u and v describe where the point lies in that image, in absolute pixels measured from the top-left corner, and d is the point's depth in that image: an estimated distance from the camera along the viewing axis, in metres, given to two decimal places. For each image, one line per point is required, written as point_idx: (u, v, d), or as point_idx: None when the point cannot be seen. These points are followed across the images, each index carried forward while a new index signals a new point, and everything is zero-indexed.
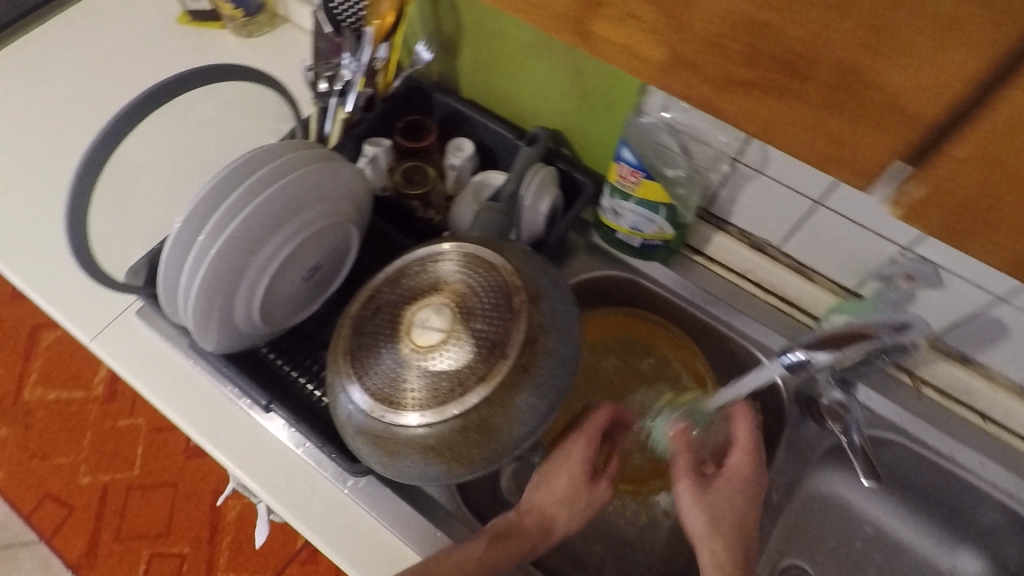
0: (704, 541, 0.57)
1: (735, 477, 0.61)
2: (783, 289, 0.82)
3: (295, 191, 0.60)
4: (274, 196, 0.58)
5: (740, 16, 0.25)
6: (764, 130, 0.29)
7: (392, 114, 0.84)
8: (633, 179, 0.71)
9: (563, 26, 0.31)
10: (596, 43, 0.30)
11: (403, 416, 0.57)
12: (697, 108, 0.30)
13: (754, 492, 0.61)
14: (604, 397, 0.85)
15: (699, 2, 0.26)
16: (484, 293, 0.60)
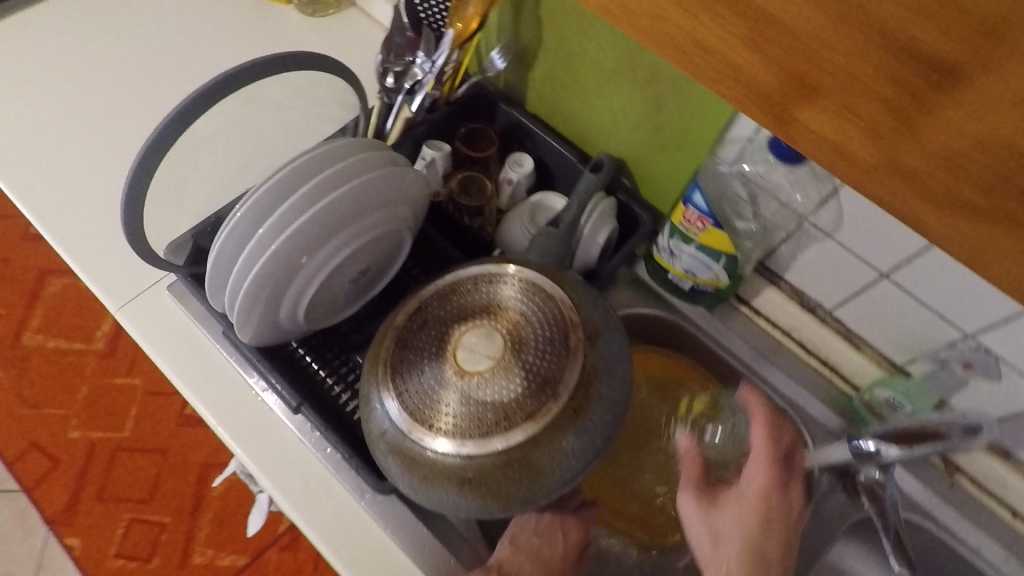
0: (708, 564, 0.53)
1: (748, 503, 0.55)
2: (827, 352, 0.80)
3: (365, 195, 0.57)
4: (343, 198, 0.56)
5: (989, 137, 0.26)
6: (973, 254, 0.29)
7: (454, 119, 0.82)
8: (699, 224, 0.69)
9: (758, 105, 0.31)
10: (795, 130, 0.31)
11: (442, 443, 0.55)
12: (898, 217, 0.30)
13: (771, 517, 0.54)
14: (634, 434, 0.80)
15: (943, 114, 0.26)
16: (540, 326, 0.58)
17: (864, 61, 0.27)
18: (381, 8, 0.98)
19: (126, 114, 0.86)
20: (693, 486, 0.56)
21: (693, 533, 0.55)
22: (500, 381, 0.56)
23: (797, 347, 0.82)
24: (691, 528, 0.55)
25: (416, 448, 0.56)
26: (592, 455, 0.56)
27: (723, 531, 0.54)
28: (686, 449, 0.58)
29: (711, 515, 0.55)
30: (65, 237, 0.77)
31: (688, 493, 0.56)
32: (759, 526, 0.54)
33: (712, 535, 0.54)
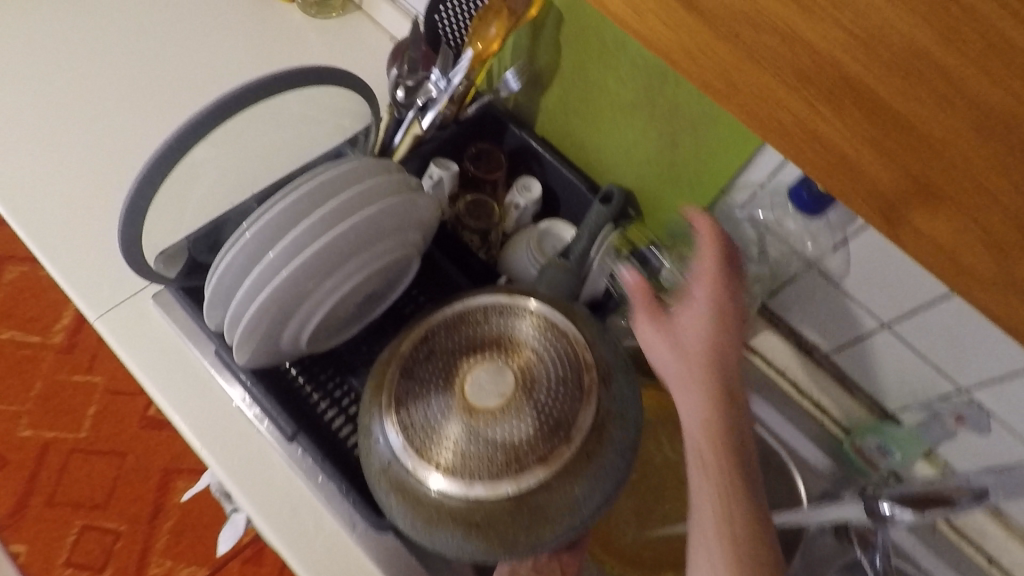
0: (680, 383, 0.44)
1: (706, 315, 0.45)
2: (818, 394, 0.79)
3: (384, 220, 0.55)
4: (363, 223, 0.53)
5: None
6: None
7: (463, 137, 0.80)
8: None
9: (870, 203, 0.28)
10: (904, 232, 0.28)
11: (449, 484, 0.54)
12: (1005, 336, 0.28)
13: (732, 328, 0.45)
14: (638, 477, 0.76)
15: None
16: (554, 364, 0.57)
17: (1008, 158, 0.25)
18: (387, 14, 0.94)
19: (115, 109, 0.82)
20: (643, 316, 0.47)
21: (658, 357, 0.46)
22: (511, 421, 0.54)
23: (790, 388, 0.80)
24: (655, 358, 0.46)
25: (422, 489, 0.54)
26: (603, 500, 0.55)
27: (687, 346, 0.45)
28: (631, 279, 0.48)
29: (674, 332, 0.45)
30: (43, 239, 0.73)
31: (645, 327, 0.46)
32: (722, 339, 0.45)
33: (675, 354, 0.45)
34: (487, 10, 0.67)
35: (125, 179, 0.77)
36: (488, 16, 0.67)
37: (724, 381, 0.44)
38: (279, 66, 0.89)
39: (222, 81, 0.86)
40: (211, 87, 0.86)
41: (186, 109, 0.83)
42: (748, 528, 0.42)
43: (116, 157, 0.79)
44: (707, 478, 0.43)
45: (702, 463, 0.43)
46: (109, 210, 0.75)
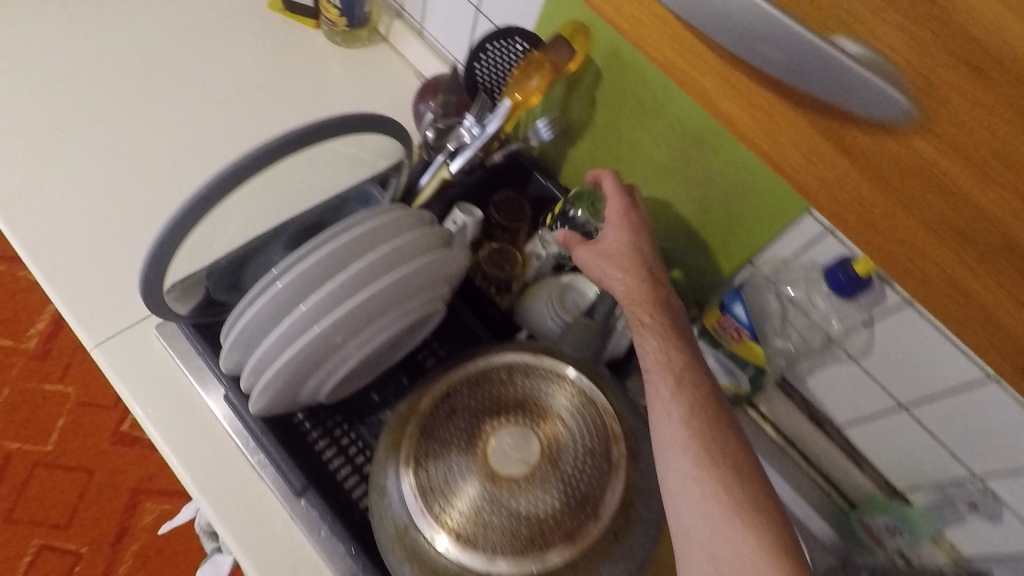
0: (614, 277, 0.63)
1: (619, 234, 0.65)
2: (828, 466, 0.79)
3: (418, 278, 0.54)
4: (400, 282, 0.52)
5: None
6: None
7: (488, 184, 0.79)
8: (735, 333, 0.70)
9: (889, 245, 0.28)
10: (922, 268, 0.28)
11: (472, 557, 0.51)
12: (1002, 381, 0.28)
13: (637, 228, 0.66)
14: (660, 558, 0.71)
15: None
16: (579, 432, 0.55)
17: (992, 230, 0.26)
18: (413, 47, 0.92)
19: (129, 127, 0.79)
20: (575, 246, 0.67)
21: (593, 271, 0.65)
22: (536, 492, 0.53)
23: (800, 457, 0.80)
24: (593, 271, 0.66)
25: (440, 559, 0.52)
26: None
27: (610, 249, 0.65)
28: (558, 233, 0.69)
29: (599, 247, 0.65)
30: (43, 260, 0.69)
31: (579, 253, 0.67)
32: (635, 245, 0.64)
33: (606, 259, 0.64)
34: (528, 61, 0.67)
35: (134, 201, 0.75)
36: (530, 69, 0.67)
37: (643, 272, 0.63)
38: (302, 92, 0.87)
39: (241, 104, 0.84)
40: (229, 109, 0.83)
41: (201, 131, 0.81)
42: (685, 366, 0.56)
43: (126, 177, 0.76)
44: (645, 334, 0.59)
45: (640, 323, 0.59)
46: (115, 232, 0.72)
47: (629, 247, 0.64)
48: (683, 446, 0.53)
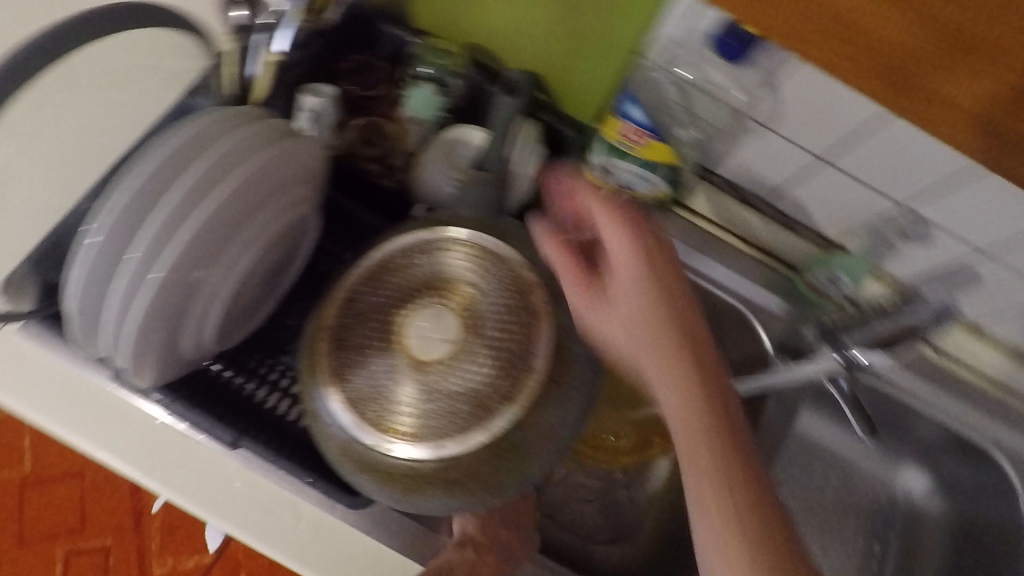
0: (620, 277, 0.51)
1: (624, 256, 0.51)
2: (763, 239, 0.79)
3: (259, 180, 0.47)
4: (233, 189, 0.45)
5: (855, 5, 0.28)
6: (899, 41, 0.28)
7: (332, 53, 0.68)
8: (638, 137, 0.63)
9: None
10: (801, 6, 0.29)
11: (417, 450, 0.49)
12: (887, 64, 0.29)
13: (648, 261, 0.50)
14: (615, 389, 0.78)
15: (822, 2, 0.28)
16: (494, 294, 0.52)
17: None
18: None
19: None
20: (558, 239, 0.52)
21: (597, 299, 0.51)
22: (466, 366, 0.50)
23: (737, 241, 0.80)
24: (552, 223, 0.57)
25: (390, 460, 0.50)
26: (581, 420, 0.52)
27: (618, 274, 0.51)
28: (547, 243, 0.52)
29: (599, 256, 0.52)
30: None
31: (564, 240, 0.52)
32: (634, 243, 0.51)
33: (606, 268, 0.51)
34: None
35: None
36: None
37: (653, 267, 0.51)
38: None
39: None
40: None
41: None
42: (705, 383, 0.48)
43: None
44: (654, 328, 0.49)
45: (649, 325, 0.49)
46: None
47: (637, 263, 0.50)
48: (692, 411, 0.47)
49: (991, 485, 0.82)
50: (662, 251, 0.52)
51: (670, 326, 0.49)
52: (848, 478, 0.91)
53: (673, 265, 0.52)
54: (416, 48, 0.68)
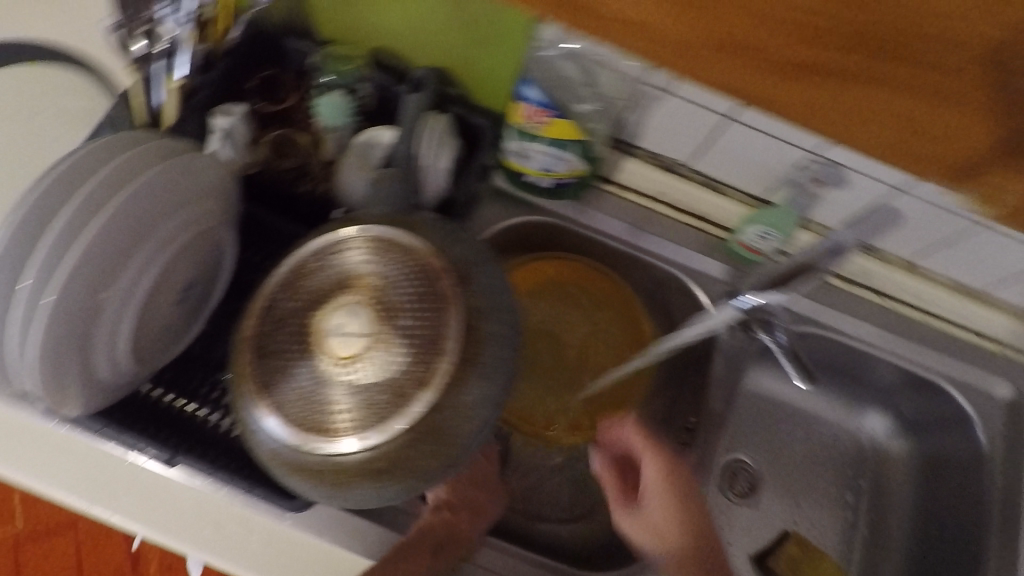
0: (649, 473, 0.66)
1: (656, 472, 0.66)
2: (694, 204, 0.79)
3: (147, 200, 0.49)
4: (120, 211, 0.47)
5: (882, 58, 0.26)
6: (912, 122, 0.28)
7: (238, 73, 0.69)
8: (540, 119, 0.64)
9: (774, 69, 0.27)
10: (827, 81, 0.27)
11: (340, 445, 0.50)
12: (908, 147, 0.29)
13: (674, 483, 0.65)
14: (564, 369, 0.81)
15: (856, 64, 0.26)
16: (403, 283, 0.53)
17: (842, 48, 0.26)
18: None
19: None
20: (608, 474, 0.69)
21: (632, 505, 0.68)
22: (382, 358, 0.51)
23: (669, 209, 0.81)
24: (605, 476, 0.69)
25: (317, 458, 0.51)
26: (501, 397, 0.53)
27: (649, 509, 0.65)
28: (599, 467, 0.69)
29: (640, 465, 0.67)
30: None
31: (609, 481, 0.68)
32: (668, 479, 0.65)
33: (635, 519, 0.66)
34: None
35: None
36: None
37: (680, 485, 0.65)
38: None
39: None
40: None
41: None
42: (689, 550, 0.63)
43: None
44: (653, 525, 0.65)
45: (659, 513, 0.64)
46: None
47: (662, 492, 0.65)
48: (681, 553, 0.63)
49: (947, 414, 0.85)
50: (686, 479, 0.66)
51: (678, 534, 0.63)
52: (813, 429, 0.93)
53: (691, 488, 0.65)
54: (317, 58, 0.69)
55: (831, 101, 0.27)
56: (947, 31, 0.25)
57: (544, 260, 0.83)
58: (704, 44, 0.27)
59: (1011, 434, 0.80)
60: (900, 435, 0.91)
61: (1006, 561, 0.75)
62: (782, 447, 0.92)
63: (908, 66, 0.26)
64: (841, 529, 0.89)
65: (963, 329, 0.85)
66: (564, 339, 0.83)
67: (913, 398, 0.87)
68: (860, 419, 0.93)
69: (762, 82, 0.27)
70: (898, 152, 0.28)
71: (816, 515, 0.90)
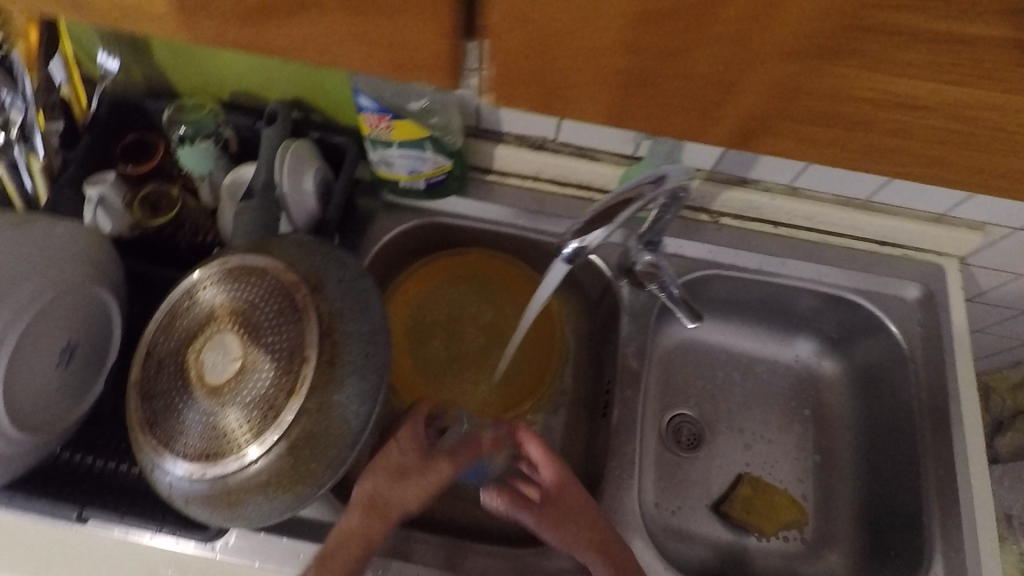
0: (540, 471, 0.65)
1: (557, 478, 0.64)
2: (577, 177, 0.80)
3: None
4: None
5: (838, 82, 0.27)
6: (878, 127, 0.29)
7: (106, 144, 0.73)
8: (383, 124, 0.67)
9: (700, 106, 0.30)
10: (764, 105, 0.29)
11: (226, 466, 0.52)
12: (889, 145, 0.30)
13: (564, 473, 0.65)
14: (478, 357, 0.83)
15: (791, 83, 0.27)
16: (264, 303, 0.56)
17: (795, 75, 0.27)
18: None
19: None
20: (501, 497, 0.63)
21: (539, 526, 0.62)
22: (253, 377, 0.54)
23: (553, 185, 0.82)
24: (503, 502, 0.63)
25: (207, 484, 0.53)
26: (377, 391, 0.56)
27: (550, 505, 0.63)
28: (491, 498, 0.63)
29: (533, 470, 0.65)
30: None
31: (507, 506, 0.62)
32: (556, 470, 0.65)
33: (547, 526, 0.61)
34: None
35: None
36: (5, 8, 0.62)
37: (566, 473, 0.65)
38: None
39: None
40: None
41: None
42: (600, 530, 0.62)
43: None
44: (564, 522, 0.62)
45: (562, 508, 0.63)
46: None
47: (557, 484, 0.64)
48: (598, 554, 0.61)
49: (862, 324, 0.87)
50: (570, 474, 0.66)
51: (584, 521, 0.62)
52: (751, 369, 0.94)
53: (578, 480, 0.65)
54: (172, 114, 0.73)
55: (854, 144, 0.30)
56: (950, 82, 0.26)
57: (447, 258, 0.85)
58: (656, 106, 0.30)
59: (925, 327, 0.83)
60: (829, 354, 0.93)
61: (942, 453, 0.76)
62: (722, 393, 0.93)
63: (963, 121, 0.28)
64: (794, 460, 0.89)
65: (862, 241, 0.87)
66: (468, 327, 0.84)
67: (833, 314, 0.89)
68: (789, 346, 0.94)
69: (631, 96, 0.30)
70: (907, 152, 0.30)
71: (769, 452, 0.90)
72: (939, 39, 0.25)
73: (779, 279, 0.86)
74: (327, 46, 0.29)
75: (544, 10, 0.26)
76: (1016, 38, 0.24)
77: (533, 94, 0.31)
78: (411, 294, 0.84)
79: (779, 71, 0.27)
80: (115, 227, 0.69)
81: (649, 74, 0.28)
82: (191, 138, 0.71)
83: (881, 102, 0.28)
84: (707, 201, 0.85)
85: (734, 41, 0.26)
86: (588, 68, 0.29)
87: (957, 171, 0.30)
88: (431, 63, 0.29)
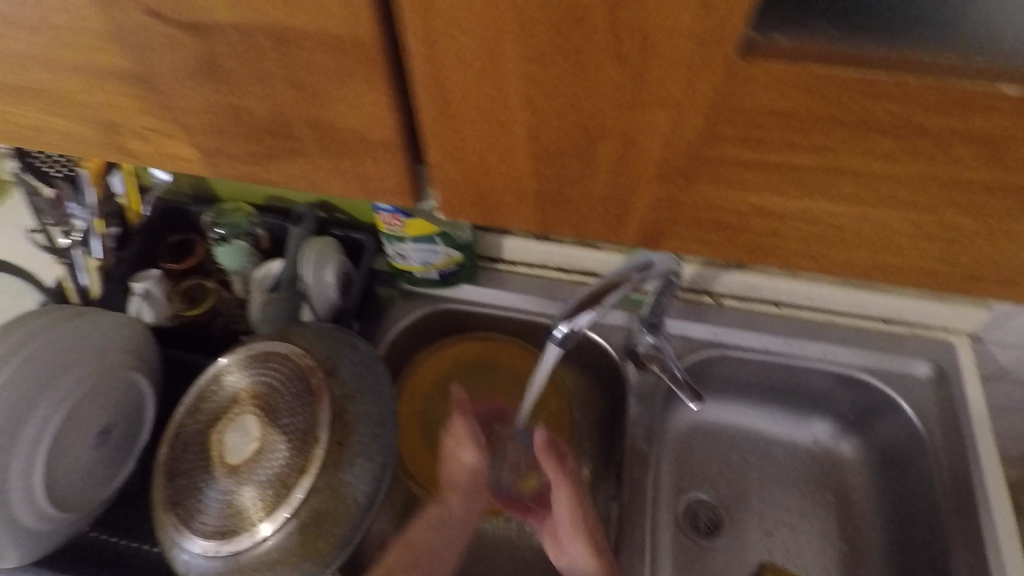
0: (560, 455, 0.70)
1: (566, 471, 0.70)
2: (581, 263, 0.85)
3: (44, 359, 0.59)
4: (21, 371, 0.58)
5: (751, 204, 0.29)
6: (809, 238, 0.30)
7: (154, 241, 0.80)
8: (395, 222, 0.74)
9: (625, 224, 0.32)
10: (680, 225, 0.31)
11: (239, 543, 0.55)
12: (821, 260, 0.31)
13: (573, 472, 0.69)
14: None
15: (697, 201, 0.29)
16: (283, 387, 0.60)
17: (703, 194, 0.29)
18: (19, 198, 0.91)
19: None
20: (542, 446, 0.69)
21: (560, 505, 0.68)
22: (268, 456, 0.57)
23: (559, 273, 0.87)
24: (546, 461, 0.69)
25: (220, 560, 0.55)
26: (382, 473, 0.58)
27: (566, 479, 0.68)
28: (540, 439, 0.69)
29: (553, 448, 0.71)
30: None
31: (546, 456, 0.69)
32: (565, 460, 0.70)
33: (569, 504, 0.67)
34: None
35: None
36: None
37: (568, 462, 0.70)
38: None
39: None
40: None
41: None
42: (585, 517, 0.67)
43: None
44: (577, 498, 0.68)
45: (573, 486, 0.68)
46: None
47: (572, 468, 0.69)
48: (581, 534, 0.67)
49: (874, 403, 0.86)
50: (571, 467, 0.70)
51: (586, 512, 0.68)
52: (768, 451, 0.93)
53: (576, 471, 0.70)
54: (207, 215, 0.81)
55: (780, 254, 0.31)
56: (856, 195, 0.27)
57: (467, 339, 0.88)
58: (586, 221, 0.32)
59: (941, 404, 0.82)
60: (846, 435, 0.91)
61: (971, 537, 0.73)
62: (740, 476, 0.92)
63: (886, 232, 0.28)
64: (821, 548, 0.86)
65: (867, 319, 0.87)
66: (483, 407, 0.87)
67: (846, 394, 0.88)
68: (805, 428, 0.93)
69: (550, 211, 0.32)
70: (836, 260, 0.31)
71: (793, 539, 0.87)
72: (805, 167, 0.26)
73: (786, 358, 0.86)
74: (324, 179, 0.34)
75: (461, 148, 0.30)
76: (908, 162, 0.25)
77: (471, 212, 0.34)
78: (428, 377, 0.87)
79: (688, 191, 0.29)
80: (159, 318, 0.76)
81: (559, 197, 0.31)
82: (226, 237, 0.78)
83: (798, 214, 0.29)
84: (709, 283, 0.89)
85: (638, 167, 0.28)
86: (509, 189, 0.32)
87: (902, 274, 0.31)
88: (390, 183, 0.34)
